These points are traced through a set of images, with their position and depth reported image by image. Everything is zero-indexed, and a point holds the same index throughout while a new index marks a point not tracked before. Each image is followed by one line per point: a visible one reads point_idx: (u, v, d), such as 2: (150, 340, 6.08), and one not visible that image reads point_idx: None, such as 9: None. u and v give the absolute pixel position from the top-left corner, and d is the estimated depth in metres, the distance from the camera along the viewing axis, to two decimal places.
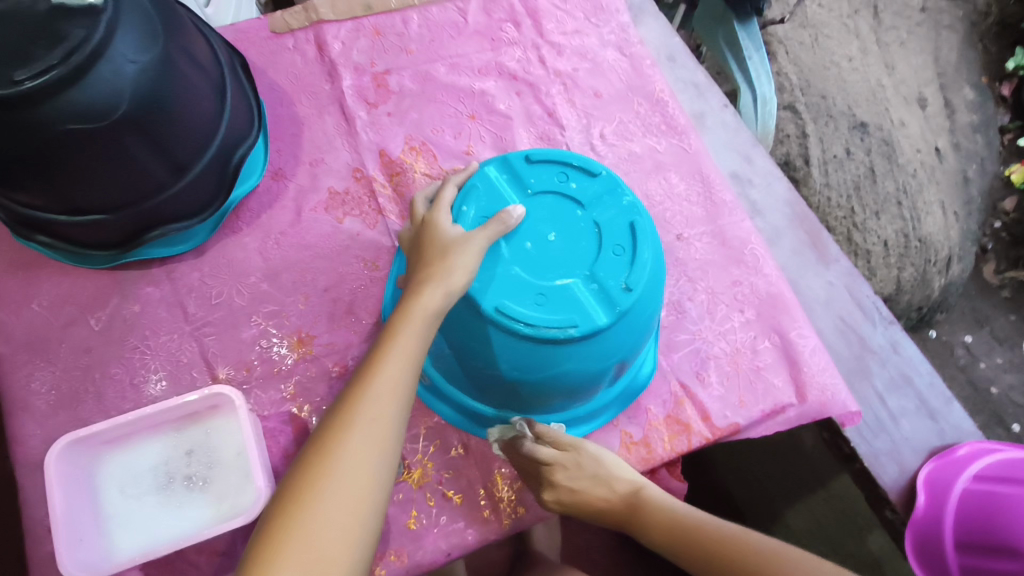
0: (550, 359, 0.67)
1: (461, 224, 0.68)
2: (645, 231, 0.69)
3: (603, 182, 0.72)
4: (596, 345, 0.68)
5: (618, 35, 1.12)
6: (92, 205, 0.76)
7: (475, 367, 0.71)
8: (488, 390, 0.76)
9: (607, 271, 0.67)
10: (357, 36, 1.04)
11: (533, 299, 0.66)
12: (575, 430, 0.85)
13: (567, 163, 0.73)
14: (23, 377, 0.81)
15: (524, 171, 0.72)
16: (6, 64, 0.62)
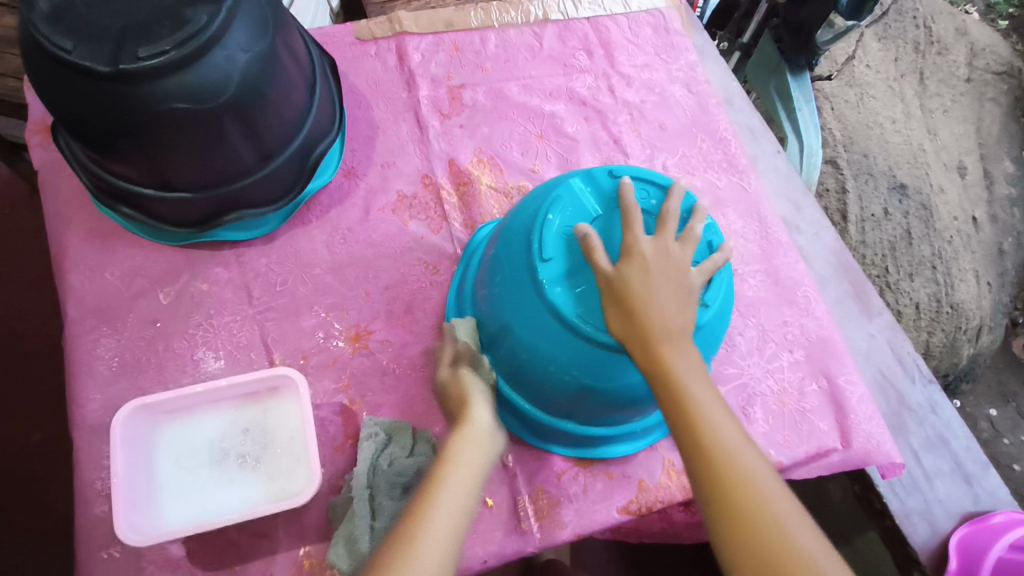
0: (620, 367, 0.70)
1: (546, 232, 0.71)
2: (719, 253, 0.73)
3: (682, 201, 0.75)
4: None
5: (686, 72, 1.15)
6: (182, 183, 0.79)
7: (545, 371, 0.74)
8: (549, 396, 0.78)
9: None
10: (436, 50, 1.08)
11: None
12: (625, 446, 0.85)
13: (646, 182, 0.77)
14: (88, 342, 0.83)
15: (606, 185, 0.75)
16: (132, 42, 0.66)
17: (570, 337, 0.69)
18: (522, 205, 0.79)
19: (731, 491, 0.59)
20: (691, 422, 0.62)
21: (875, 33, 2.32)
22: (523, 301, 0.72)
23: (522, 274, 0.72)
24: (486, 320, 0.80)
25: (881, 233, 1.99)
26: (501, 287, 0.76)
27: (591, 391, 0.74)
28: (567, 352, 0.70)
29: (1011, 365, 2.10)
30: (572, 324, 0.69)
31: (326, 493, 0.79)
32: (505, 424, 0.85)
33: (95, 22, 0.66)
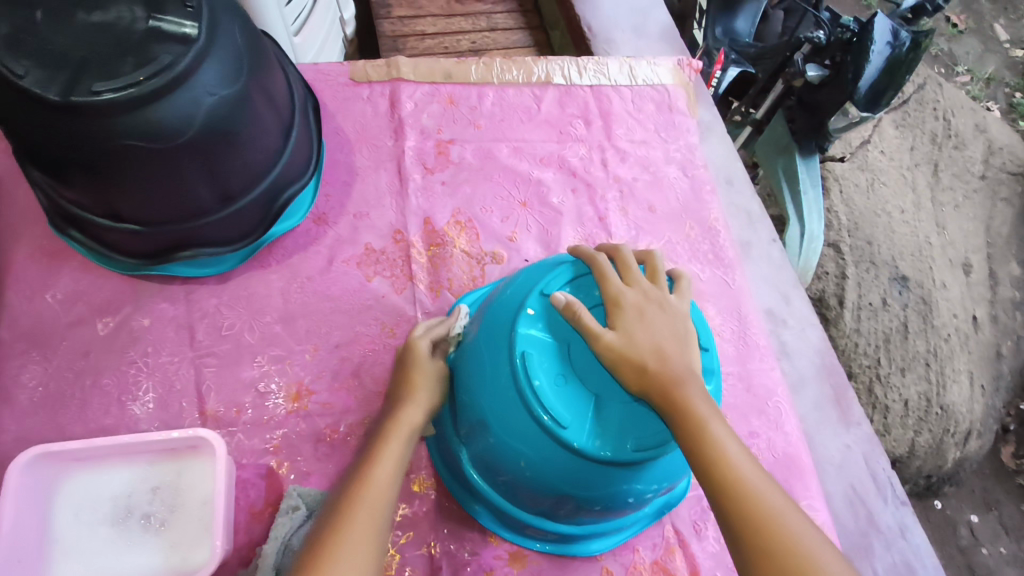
0: (625, 481, 0.67)
1: (525, 347, 0.66)
2: (707, 344, 0.70)
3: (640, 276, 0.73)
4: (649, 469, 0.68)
5: (684, 154, 1.12)
6: (131, 215, 0.76)
7: (537, 486, 0.70)
8: (534, 502, 0.74)
9: None
10: (430, 100, 1.06)
11: (609, 424, 0.65)
12: (627, 530, 0.82)
13: None
14: (14, 368, 0.79)
15: (589, 279, 0.71)
16: (90, 75, 0.63)
17: (554, 448, 0.65)
18: (492, 308, 0.74)
19: (764, 537, 0.54)
20: (714, 463, 0.58)
21: (892, 120, 2.30)
22: (507, 415, 0.67)
23: (503, 389, 0.67)
24: (462, 425, 0.75)
25: (876, 323, 1.95)
26: (475, 399, 0.71)
27: (570, 497, 0.69)
28: (566, 470, 0.66)
29: (997, 472, 2.04)
30: (567, 445, 0.64)
31: (234, 565, 0.73)
32: (498, 531, 0.80)
33: (56, 48, 0.64)
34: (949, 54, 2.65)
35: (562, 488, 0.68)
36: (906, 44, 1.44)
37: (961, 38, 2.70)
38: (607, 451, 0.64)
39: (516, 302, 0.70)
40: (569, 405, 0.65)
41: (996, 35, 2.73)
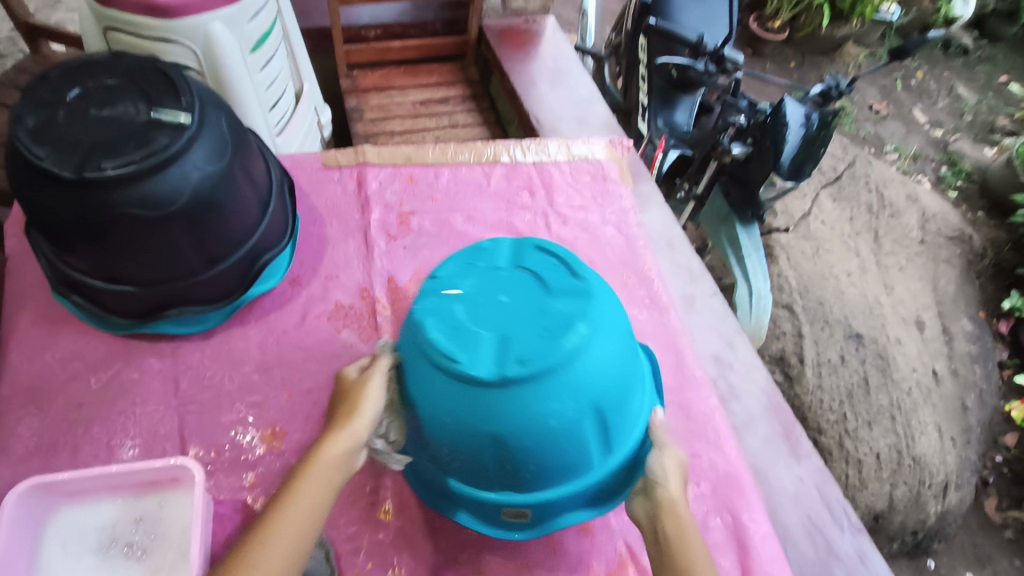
0: (540, 404, 0.67)
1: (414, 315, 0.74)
2: (580, 274, 0.76)
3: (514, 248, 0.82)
4: (568, 395, 0.67)
5: (618, 216, 1.27)
6: (125, 277, 0.87)
7: (465, 436, 0.70)
8: (479, 468, 0.73)
9: (558, 290, 0.72)
10: (392, 180, 1.22)
11: (503, 351, 0.67)
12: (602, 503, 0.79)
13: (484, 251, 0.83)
14: (12, 421, 0.87)
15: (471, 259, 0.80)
16: (99, 157, 0.77)
17: (460, 388, 0.67)
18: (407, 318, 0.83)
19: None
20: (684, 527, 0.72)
21: (829, 194, 2.46)
22: (420, 382, 0.71)
23: (411, 361, 0.73)
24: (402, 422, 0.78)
25: (836, 378, 2.02)
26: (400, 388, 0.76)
27: (506, 442, 0.69)
28: (480, 408, 0.67)
29: (983, 526, 2.11)
30: (465, 376, 0.66)
31: None
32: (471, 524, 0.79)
33: (73, 136, 0.78)
34: (875, 136, 2.96)
35: (492, 435, 0.68)
36: (816, 124, 1.63)
37: (884, 122, 3.01)
38: (502, 372, 0.66)
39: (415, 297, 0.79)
40: (464, 344, 0.68)
41: (916, 118, 3.06)
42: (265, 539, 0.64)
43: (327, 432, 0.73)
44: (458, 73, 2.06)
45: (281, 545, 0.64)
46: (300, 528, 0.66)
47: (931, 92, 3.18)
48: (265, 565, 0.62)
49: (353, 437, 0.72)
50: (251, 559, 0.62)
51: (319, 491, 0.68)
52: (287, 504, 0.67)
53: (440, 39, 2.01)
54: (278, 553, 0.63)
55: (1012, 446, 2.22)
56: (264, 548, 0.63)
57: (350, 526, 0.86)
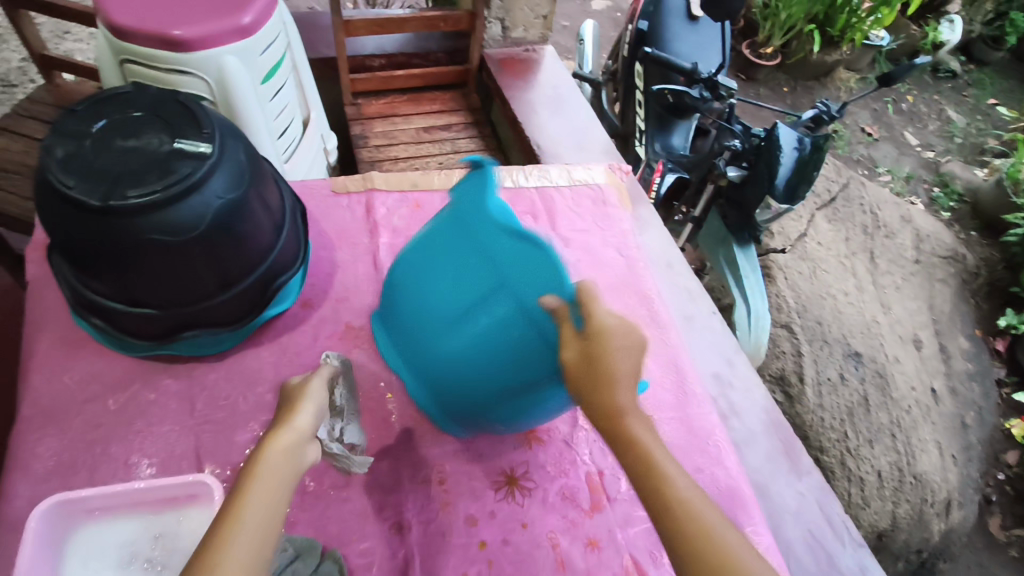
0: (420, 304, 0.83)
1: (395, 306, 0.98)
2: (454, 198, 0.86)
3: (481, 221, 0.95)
4: (499, 405, 0.82)
5: (618, 238, 1.31)
6: (145, 300, 0.91)
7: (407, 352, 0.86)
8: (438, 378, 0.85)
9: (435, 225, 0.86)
10: (400, 205, 1.26)
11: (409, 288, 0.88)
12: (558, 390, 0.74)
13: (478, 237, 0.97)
14: (32, 441, 0.90)
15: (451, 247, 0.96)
16: (125, 186, 0.81)
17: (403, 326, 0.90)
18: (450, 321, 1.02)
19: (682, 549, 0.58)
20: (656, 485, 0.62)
21: (824, 216, 2.51)
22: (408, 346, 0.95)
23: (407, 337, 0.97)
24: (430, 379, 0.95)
25: (837, 397, 2.03)
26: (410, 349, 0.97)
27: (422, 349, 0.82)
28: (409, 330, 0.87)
29: (988, 545, 2.11)
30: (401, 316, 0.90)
31: None
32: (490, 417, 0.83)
33: (100, 166, 0.82)
34: (868, 158, 3.02)
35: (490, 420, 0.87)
36: (808, 148, 1.70)
37: (876, 144, 3.08)
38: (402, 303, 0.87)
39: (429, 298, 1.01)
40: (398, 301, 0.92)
41: (907, 140, 3.13)
42: (225, 535, 0.55)
43: (268, 433, 0.67)
44: (461, 100, 2.11)
45: (247, 538, 0.56)
46: (266, 520, 0.58)
47: (921, 115, 3.25)
48: (231, 565, 0.54)
49: (297, 430, 0.68)
50: (212, 562, 0.53)
51: (277, 480, 0.62)
52: (243, 499, 0.59)
53: (442, 67, 2.06)
54: (244, 547, 0.55)
55: (1013, 464, 2.24)
56: (227, 545, 0.55)
57: (362, 541, 0.88)
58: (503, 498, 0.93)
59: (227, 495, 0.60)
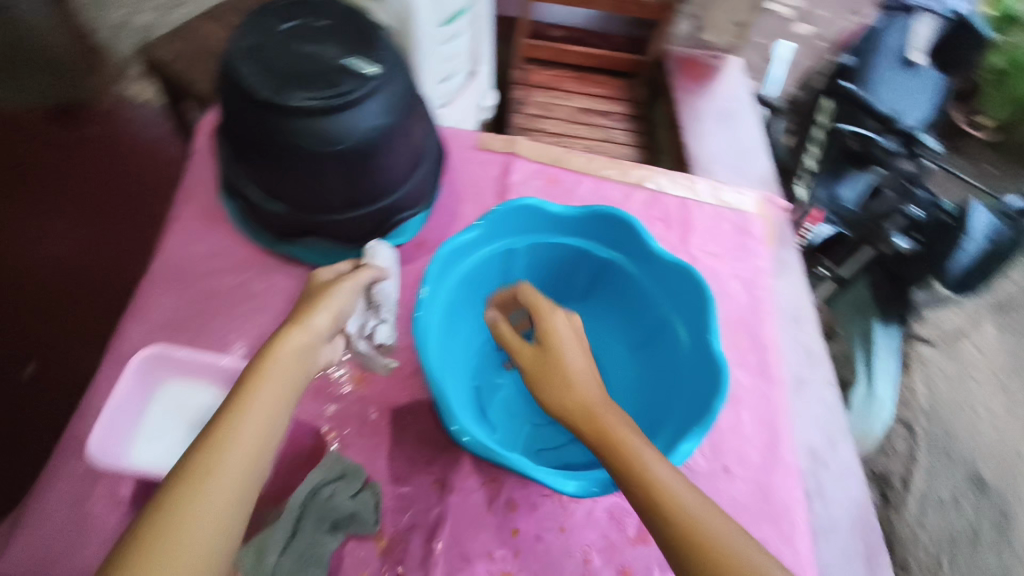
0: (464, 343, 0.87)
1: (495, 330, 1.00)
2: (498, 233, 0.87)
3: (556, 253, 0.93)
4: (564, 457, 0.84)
5: (749, 273, 1.21)
6: (281, 197, 0.96)
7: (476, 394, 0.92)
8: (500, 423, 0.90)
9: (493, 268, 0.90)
10: (535, 176, 1.23)
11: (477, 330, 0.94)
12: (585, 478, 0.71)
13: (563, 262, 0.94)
14: (154, 294, 0.98)
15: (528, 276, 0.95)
16: (291, 87, 0.85)
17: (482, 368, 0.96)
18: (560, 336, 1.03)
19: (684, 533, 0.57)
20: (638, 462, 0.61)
21: (994, 320, 2.18)
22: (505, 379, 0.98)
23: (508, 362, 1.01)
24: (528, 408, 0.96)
25: (943, 521, 1.78)
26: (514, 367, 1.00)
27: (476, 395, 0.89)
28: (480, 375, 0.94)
29: None
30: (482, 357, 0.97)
31: (267, 500, 0.84)
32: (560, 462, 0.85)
33: (277, 64, 0.87)
34: None
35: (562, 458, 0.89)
36: (998, 241, 1.55)
37: None
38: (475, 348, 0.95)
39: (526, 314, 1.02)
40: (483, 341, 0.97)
41: None
42: (226, 440, 0.57)
43: (281, 327, 0.68)
44: (627, 92, 2.05)
45: (244, 448, 0.57)
46: (264, 430, 0.59)
47: None
48: (226, 471, 0.56)
49: (312, 330, 0.69)
50: (211, 464, 0.55)
51: (281, 389, 0.63)
52: (246, 403, 0.60)
53: (618, 53, 2.01)
54: (241, 454, 0.57)
55: None
56: (224, 452, 0.56)
57: (403, 485, 0.88)
58: (550, 496, 0.91)
59: (230, 394, 0.61)
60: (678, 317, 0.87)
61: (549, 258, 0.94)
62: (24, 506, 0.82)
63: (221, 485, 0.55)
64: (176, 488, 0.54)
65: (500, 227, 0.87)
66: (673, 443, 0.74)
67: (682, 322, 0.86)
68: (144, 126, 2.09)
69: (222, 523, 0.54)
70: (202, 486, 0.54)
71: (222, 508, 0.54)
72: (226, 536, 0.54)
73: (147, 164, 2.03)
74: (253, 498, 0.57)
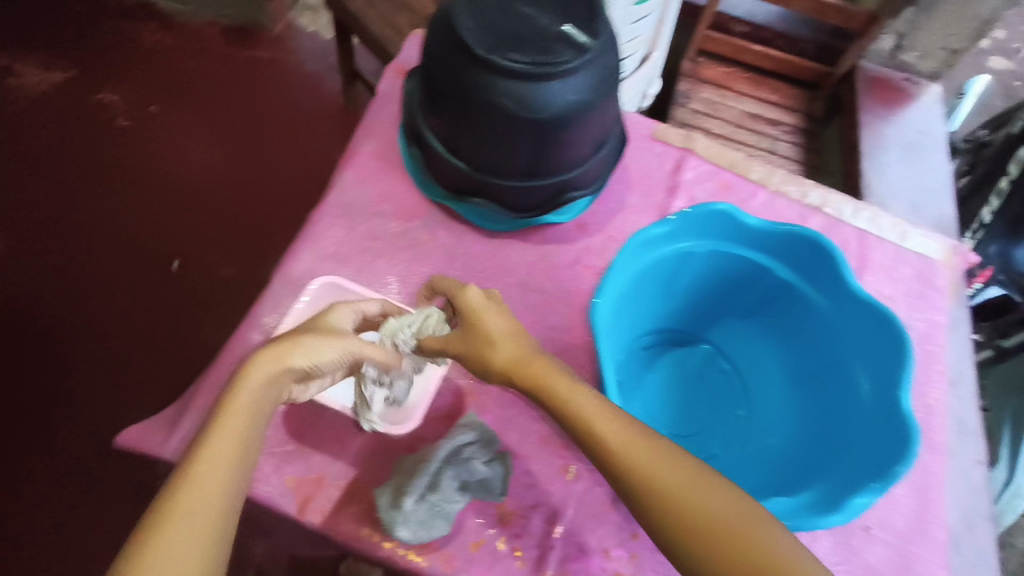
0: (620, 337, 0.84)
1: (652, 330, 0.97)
2: (679, 236, 0.82)
3: (735, 263, 0.86)
4: None
5: (925, 326, 1.11)
6: (465, 155, 0.95)
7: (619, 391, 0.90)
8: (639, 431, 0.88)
9: (666, 269, 0.85)
10: (708, 178, 1.17)
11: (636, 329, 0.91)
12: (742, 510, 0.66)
13: (740, 275, 0.88)
14: (326, 223, 1.01)
15: (698, 281, 0.90)
16: (508, 48, 0.83)
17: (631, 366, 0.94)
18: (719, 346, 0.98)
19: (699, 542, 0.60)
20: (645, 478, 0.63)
21: None
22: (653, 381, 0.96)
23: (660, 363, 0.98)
24: (672, 414, 0.94)
25: None
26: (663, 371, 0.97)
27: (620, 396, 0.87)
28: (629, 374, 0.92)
29: None
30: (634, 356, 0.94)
31: (403, 444, 0.86)
32: None
33: (494, 18, 0.85)
34: None
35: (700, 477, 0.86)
36: None
37: None
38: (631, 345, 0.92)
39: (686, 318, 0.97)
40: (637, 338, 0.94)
41: None
42: (198, 467, 0.60)
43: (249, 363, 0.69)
44: (802, 103, 1.93)
45: (216, 476, 0.60)
46: (231, 456, 0.62)
47: None
48: (204, 492, 0.59)
49: (286, 365, 0.69)
50: (186, 489, 0.59)
51: (247, 420, 0.65)
52: (217, 433, 0.63)
53: (804, 62, 1.87)
54: (214, 479, 0.60)
55: None
56: (185, 495, 0.59)
57: (532, 462, 0.88)
58: None
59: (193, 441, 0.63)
60: (860, 362, 0.79)
61: (724, 269, 0.88)
62: (188, 397, 0.88)
63: (196, 505, 0.58)
64: (161, 509, 0.58)
65: (687, 228, 0.82)
66: (839, 494, 0.69)
67: (863, 369, 0.78)
68: (327, 77, 2.32)
69: (205, 543, 0.57)
70: (181, 506, 0.58)
71: (203, 524, 0.58)
72: (213, 554, 0.58)
73: (325, 111, 2.25)
74: (233, 518, 0.61)
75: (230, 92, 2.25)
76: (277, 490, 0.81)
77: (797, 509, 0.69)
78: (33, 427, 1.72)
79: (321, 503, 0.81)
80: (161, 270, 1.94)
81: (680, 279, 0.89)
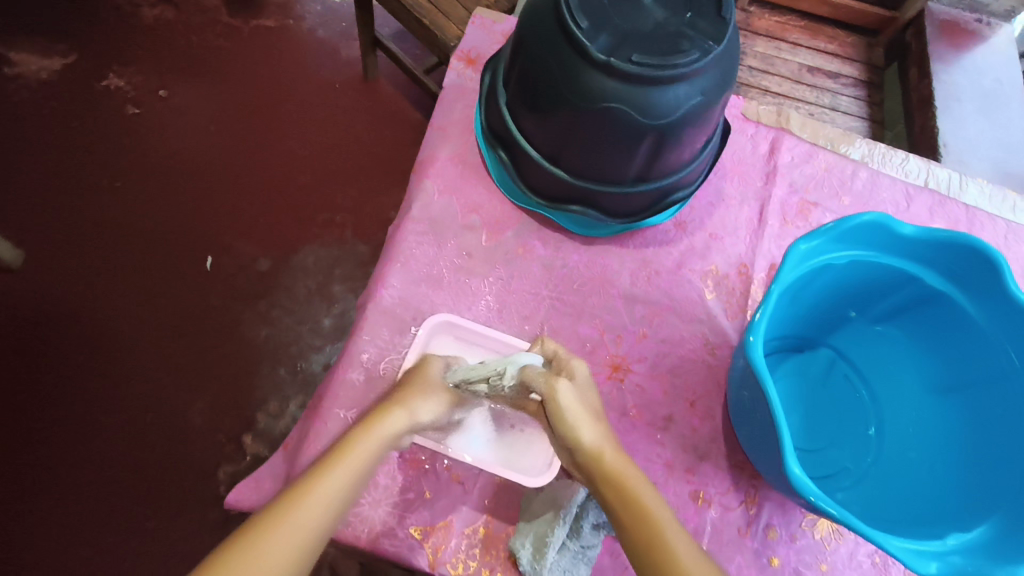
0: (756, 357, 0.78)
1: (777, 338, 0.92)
2: (829, 248, 0.74)
3: (878, 270, 0.79)
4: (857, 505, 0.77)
5: None
6: (567, 163, 0.86)
7: None
8: None
9: (806, 282, 0.79)
10: (806, 160, 1.08)
11: None
12: (933, 564, 0.61)
13: (883, 279, 0.81)
14: (411, 242, 0.93)
15: (834, 287, 0.83)
16: (629, 47, 0.73)
17: None
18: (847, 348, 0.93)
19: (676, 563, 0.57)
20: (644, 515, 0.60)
21: None
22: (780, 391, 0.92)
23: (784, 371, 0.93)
24: (802, 429, 0.90)
25: None
26: (789, 379, 0.93)
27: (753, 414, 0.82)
28: None
29: None
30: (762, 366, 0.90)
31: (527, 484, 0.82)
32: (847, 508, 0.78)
33: (611, 15, 0.75)
34: None
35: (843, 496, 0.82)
36: None
37: None
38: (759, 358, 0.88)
39: (813, 322, 0.92)
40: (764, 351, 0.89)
41: None
42: (329, 474, 0.60)
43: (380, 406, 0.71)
44: (861, 51, 1.79)
45: (337, 490, 0.60)
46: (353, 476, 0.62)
47: None
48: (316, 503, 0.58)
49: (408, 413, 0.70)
50: (312, 486, 0.59)
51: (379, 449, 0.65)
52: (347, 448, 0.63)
53: (867, 5, 1.75)
54: (320, 508, 0.58)
55: None
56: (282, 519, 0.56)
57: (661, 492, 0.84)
58: (810, 528, 0.84)
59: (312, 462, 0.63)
60: None
61: (865, 275, 0.81)
62: (298, 444, 0.84)
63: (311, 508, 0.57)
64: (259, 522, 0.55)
65: (834, 241, 0.74)
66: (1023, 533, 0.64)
67: None
68: (341, 44, 2.15)
69: (301, 550, 0.55)
70: (299, 506, 0.57)
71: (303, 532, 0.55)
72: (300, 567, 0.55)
73: (344, 82, 2.10)
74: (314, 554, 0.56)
75: (242, 67, 2.09)
76: (405, 542, 0.77)
77: (973, 548, 0.64)
78: (81, 442, 1.65)
79: (450, 552, 0.78)
80: (194, 267, 1.84)
81: (816, 289, 0.82)
